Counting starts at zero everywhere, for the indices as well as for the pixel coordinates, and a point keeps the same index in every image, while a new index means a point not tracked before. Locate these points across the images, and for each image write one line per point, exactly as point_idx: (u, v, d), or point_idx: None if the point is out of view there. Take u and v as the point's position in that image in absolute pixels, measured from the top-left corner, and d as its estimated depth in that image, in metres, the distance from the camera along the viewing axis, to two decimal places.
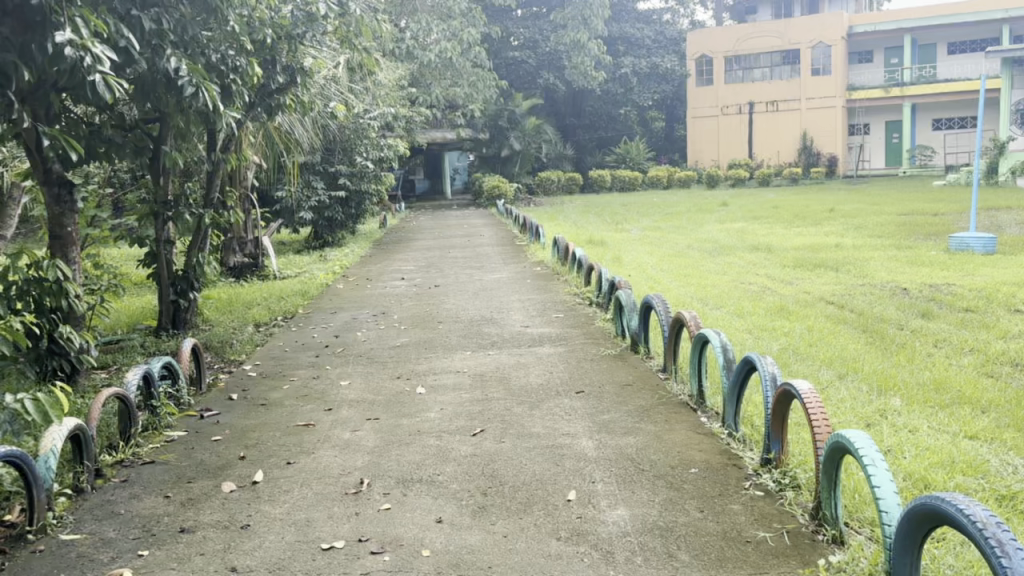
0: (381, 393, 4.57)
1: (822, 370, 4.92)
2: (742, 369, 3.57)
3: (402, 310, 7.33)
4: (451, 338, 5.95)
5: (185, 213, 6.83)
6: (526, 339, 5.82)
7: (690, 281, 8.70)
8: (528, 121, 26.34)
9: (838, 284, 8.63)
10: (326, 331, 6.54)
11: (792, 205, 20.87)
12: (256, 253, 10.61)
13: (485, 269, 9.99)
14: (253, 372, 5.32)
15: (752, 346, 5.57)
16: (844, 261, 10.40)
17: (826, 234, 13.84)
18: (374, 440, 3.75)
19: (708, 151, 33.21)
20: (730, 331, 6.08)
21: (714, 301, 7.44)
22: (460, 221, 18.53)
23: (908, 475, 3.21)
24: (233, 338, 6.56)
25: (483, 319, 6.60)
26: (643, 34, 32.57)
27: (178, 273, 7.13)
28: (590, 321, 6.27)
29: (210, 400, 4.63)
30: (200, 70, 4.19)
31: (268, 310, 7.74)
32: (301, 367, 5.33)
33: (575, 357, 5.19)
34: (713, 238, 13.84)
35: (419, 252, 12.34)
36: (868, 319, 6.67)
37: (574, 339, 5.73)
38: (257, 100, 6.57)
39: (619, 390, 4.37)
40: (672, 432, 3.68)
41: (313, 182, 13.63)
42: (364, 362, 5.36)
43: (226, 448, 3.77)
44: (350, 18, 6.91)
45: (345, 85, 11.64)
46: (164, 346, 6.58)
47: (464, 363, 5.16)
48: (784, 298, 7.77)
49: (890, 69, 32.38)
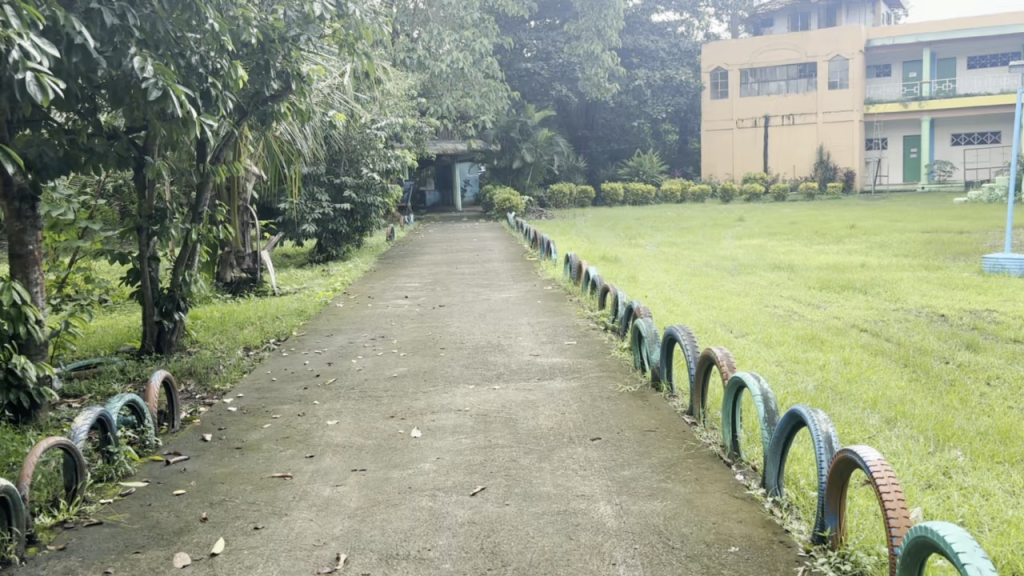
0: (371, 437, 4.05)
1: (869, 414, 4.39)
2: (788, 424, 3.06)
3: (402, 334, 6.81)
4: (453, 369, 5.43)
5: (170, 227, 6.35)
6: (536, 370, 5.30)
7: (711, 304, 8.17)
8: (540, 133, 25.80)
9: (870, 309, 8.08)
10: (319, 358, 6.03)
11: (811, 221, 20.35)
12: (255, 268, 10.12)
13: (493, 287, 9.49)
14: (234, 407, 4.82)
15: (787, 383, 5.03)
16: (871, 282, 9.85)
17: (849, 253, 13.28)
18: (357, 500, 3.24)
19: (721, 164, 32.56)
20: (759, 363, 5.54)
21: (739, 328, 6.90)
22: (471, 234, 18.07)
23: (995, 561, 2.69)
24: (217, 365, 6.10)
25: (489, 346, 6.08)
26: (657, 46, 32.15)
27: (164, 293, 6.65)
28: (605, 351, 5.74)
29: (179, 441, 4.14)
30: (168, 71, 3.67)
31: (260, 332, 7.25)
32: (286, 402, 4.82)
33: (589, 394, 4.66)
34: (731, 255, 13.26)
35: (425, 268, 11.85)
36: (908, 350, 6.13)
37: (588, 371, 5.20)
38: (249, 107, 6.19)
39: (642, 437, 3.85)
40: (705, 496, 3.16)
41: (317, 194, 13.22)
42: (355, 397, 4.84)
43: (187, 506, 3.27)
44: (350, 20, 6.22)
45: (351, 94, 11.24)
46: (144, 370, 6.10)
47: (466, 400, 4.64)
48: (813, 324, 7.24)
49: (909, 83, 31.83)
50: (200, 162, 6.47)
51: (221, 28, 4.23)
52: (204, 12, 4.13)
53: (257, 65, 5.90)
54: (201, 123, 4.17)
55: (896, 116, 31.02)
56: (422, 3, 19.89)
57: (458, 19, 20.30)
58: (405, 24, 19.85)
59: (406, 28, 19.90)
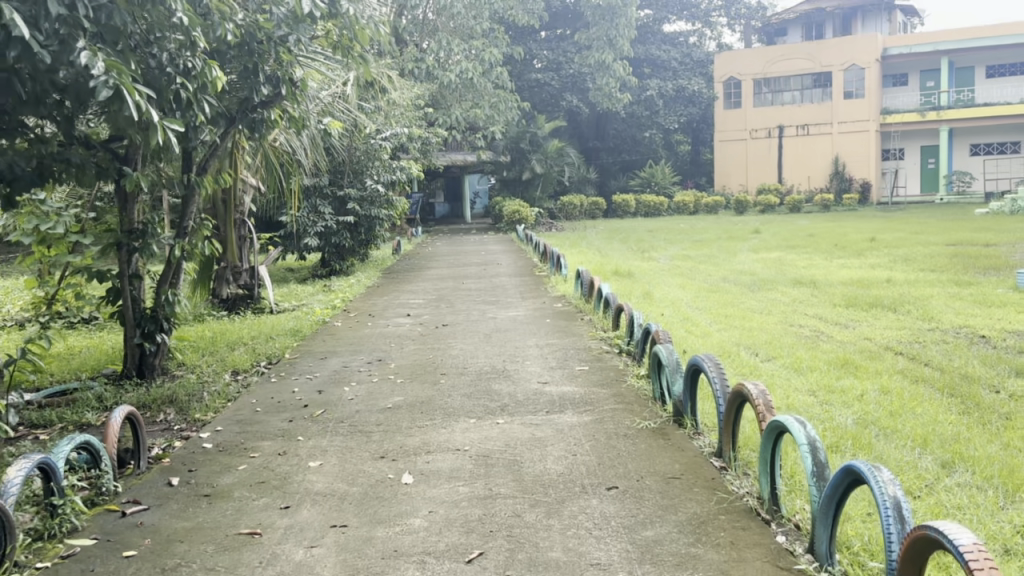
0: (356, 482, 3.58)
1: (922, 456, 3.90)
2: (841, 482, 2.58)
3: (401, 357, 6.33)
4: (453, 399, 4.93)
5: (153, 243, 5.96)
6: (544, 401, 4.81)
7: (732, 323, 7.68)
8: (551, 143, 25.28)
9: (902, 328, 7.56)
10: (309, 384, 5.57)
11: (829, 233, 19.83)
12: (252, 284, 9.71)
13: (501, 304, 9.02)
14: (209, 444, 4.37)
15: (824, 418, 4.53)
16: (901, 299, 9.31)
17: (872, 267, 12.78)
18: (332, 567, 2.76)
19: (735, 175, 32.00)
20: (790, 394, 5.04)
21: (765, 351, 6.39)
22: (478, 247, 17.62)
23: None
24: (201, 393, 5.69)
25: (494, 371, 5.60)
26: (669, 56, 31.74)
27: (147, 312, 6.19)
28: (620, 378, 5.25)
29: (142, 485, 3.69)
30: (120, 68, 3.20)
31: (252, 353, 6.81)
32: (267, 438, 4.35)
33: (603, 431, 4.17)
34: (750, 269, 12.75)
35: (431, 283, 11.39)
36: (953, 377, 5.62)
37: (602, 402, 4.71)
38: (238, 114, 5.86)
39: (664, 487, 3.38)
40: (743, 567, 2.69)
41: (320, 207, 12.80)
42: (343, 432, 4.36)
43: (136, 571, 2.80)
44: (344, 20, 5.79)
45: (354, 103, 10.88)
46: (122, 398, 5.65)
47: (466, 437, 4.16)
48: (843, 346, 6.73)
49: (927, 92, 31.30)
50: (185, 173, 6.08)
51: (192, 23, 3.79)
52: (173, 5, 3.72)
53: (243, 67, 5.56)
54: (164, 127, 3.72)
55: (913, 126, 30.47)
56: (431, 13, 19.87)
57: (467, 29, 20.16)
58: (414, 34, 19.71)
59: (415, 38, 19.77)
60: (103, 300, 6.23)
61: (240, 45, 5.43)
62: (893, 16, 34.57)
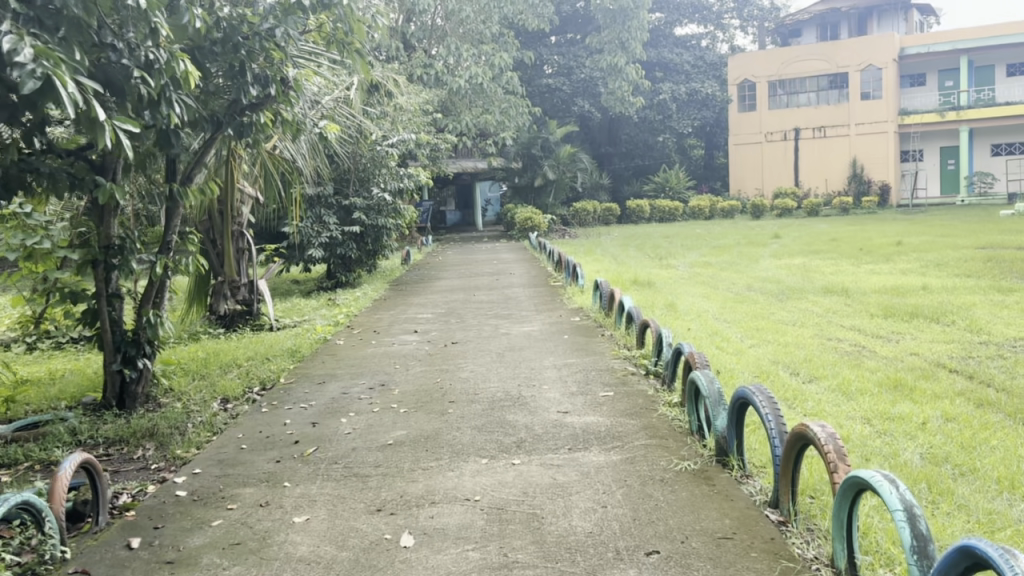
0: (346, 546, 3.02)
1: (1014, 505, 3.31)
2: (954, 564, 2.01)
3: (406, 381, 5.77)
4: (461, 434, 4.36)
5: (133, 260, 5.43)
6: (566, 435, 4.24)
7: (765, 338, 7.08)
8: (563, 149, 24.63)
9: (950, 341, 6.95)
10: (303, 415, 5.02)
11: (853, 238, 19.19)
12: (251, 299, 9.19)
13: (514, 318, 8.45)
14: (183, 490, 3.82)
15: (890, 455, 3.94)
16: (942, 307, 8.69)
17: (903, 273, 12.16)
18: None
19: (751, 179, 31.36)
20: (842, 425, 4.46)
21: (806, 371, 5.79)
22: (490, 256, 17.07)
23: None
24: (185, 425, 5.16)
25: (510, 399, 5.02)
26: (682, 59, 31.31)
27: (129, 336, 5.66)
28: (651, 406, 4.67)
29: (97, 548, 3.15)
30: (53, 52, 2.68)
31: (244, 378, 6.28)
32: (249, 484, 3.80)
33: (636, 474, 3.60)
34: (775, 277, 12.16)
35: (440, 296, 10.85)
36: (1021, 400, 5.01)
37: (633, 437, 4.13)
38: (223, 118, 5.33)
39: (717, 552, 2.81)
40: None
41: (324, 216, 12.26)
42: (336, 478, 3.81)
43: None
44: (338, 10, 5.23)
45: (356, 106, 10.35)
46: (98, 431, 5.13)
47: (476, 483, 3.59)
48: (891, 363, 6.14)
49: (946, 92, 30.59)
50: (170, 182, 5.56)
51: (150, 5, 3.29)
52: None
53: (229, 67, 5.03)
54: (112, 129, 3.18)
55: (933, 126, 29.73)
56: (440, 19, 19.48)
57: (477, 34, 19.85)
58: (423, 40, 19.38)
59: (424, 45, 19.43)
60: (80, 323, 5.69)
61: (220, 39, 4.91)
62: (909, 16, 33.85)
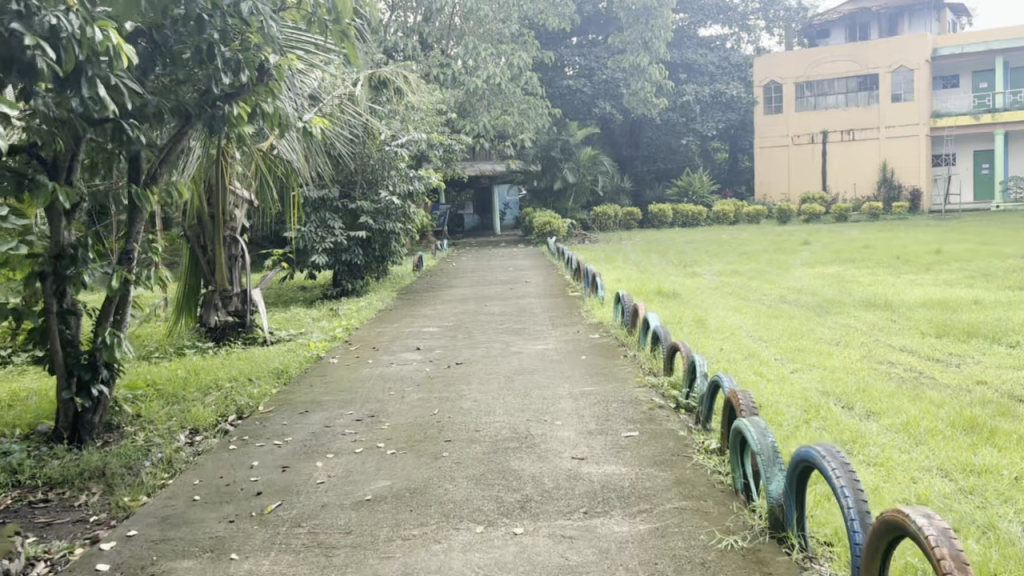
0: None
1: None
2: None
3: (400, 411, 5.04)
4: (455, 488, 3.60)
5: (87, 272, 4.66)
6: (582, 491, 3.48)
7: (808, 361, 6.29)
8: (584, 151, 23.83)
9: (1019, 368, 6.11)
10: (275, 456, 4.29)
11: (886, 245, 18.31)
12: (243, 309, 8.49)
13: (527, 334, 7.70)
14: (108, 564, 3.07)
15: (988, 529, 3.14)
16: (1001, 325, 7.83)
17: (950, 284, 11.29)
18: None
19: (777, 183, 30.48)
20: (916, 482, 3.67)
21: (860, 405, 5.00)
22: (508, 262, 16.39)
23: None
24: (140, 462, 4.43)
25: (516, 440, 4.27)
26: (706, 60, 30.18)
27: (83, 360, 4.91)
28: (685, 453, 3.91)
29: None
30: None
31: (220, 403, 5.55)
32: (189, 555, 3.08)
33: (674, 558, 2.82)
34: (809, 287, 11.32)
35: (448, 307, 10.12)
36: None
37: (667, 498, 3.36)
38: (193, 110, 4.61)
39: None
40: None
41: (329, 220, 11.59)
42: (294, 549, 3.07)
43: None
44: None
45: (362, 103, 9.63)
46: (39, 470, 4.39)
47: (467, 563, 2.85)
48: (956, 395, 5.33)
49: (980, 94, 29.52)
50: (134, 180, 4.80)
51: None
52: None
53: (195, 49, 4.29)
54: None
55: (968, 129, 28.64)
56: (458, 18, 18.78)
57: (496, 33, 19.08)
58: (441, 39, 18.67)
59: (442, 43, 18.73)
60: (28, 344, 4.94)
61: (181, 16, 4.17)
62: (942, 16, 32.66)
